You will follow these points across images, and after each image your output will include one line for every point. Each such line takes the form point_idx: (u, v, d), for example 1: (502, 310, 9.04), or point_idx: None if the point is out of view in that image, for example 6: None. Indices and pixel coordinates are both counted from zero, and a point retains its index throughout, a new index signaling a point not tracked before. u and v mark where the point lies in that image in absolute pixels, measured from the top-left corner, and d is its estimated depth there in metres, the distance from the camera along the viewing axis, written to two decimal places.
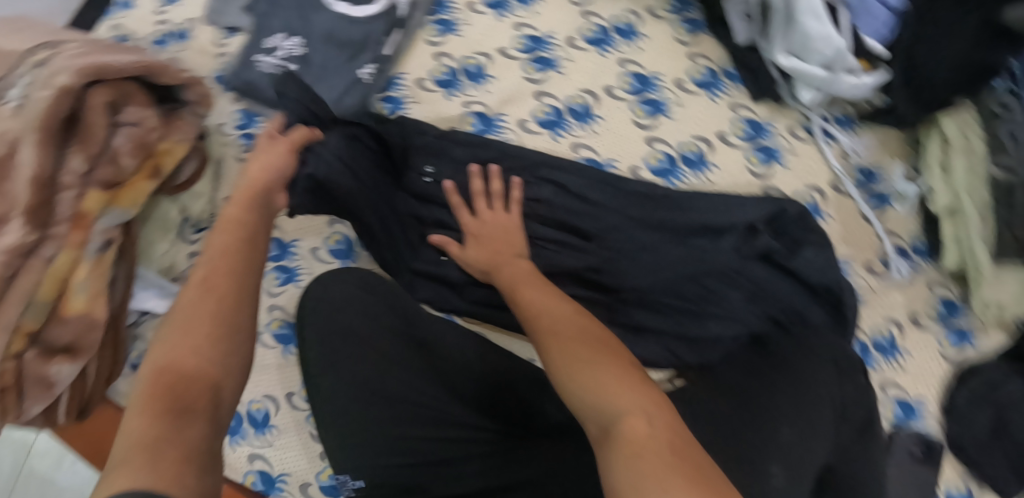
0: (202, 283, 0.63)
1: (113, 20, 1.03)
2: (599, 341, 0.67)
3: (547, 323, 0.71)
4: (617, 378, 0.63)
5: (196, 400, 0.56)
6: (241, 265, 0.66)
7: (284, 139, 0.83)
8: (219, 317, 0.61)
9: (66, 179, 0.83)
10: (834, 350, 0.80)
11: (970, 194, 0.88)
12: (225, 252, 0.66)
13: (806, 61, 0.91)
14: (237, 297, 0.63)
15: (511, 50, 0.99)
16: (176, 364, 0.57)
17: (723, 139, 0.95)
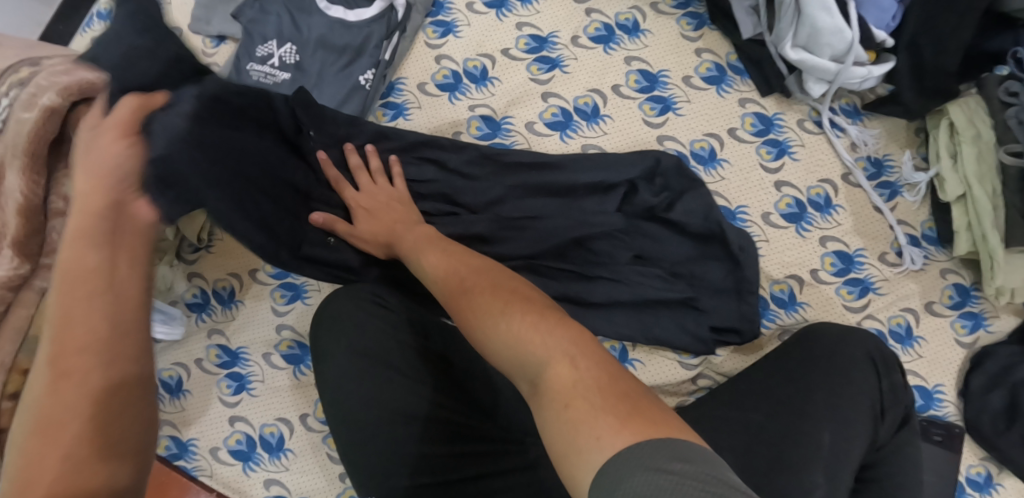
0: (55, 360, 0.52)
1: (93, 32, 0.97)
2: (515, 293, 0.65)
3: (454, 285, 0.70)
4: (530, 322, 0.60)
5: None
6: (101, 334, 0.54)
7: (121, 126, 0.60)
8: (68, 404, 0.52)
9: (58, 204, 0.77)
10: (871, 347, 0.79)
11: (980, 181, 0.87)
12: (69, 318, 0.53)
13: (816, 54, 0.88)
14: (125, 349, 0.54)
15: (513, 51, 0.96)
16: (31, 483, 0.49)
17: (734, 134, 0.94)
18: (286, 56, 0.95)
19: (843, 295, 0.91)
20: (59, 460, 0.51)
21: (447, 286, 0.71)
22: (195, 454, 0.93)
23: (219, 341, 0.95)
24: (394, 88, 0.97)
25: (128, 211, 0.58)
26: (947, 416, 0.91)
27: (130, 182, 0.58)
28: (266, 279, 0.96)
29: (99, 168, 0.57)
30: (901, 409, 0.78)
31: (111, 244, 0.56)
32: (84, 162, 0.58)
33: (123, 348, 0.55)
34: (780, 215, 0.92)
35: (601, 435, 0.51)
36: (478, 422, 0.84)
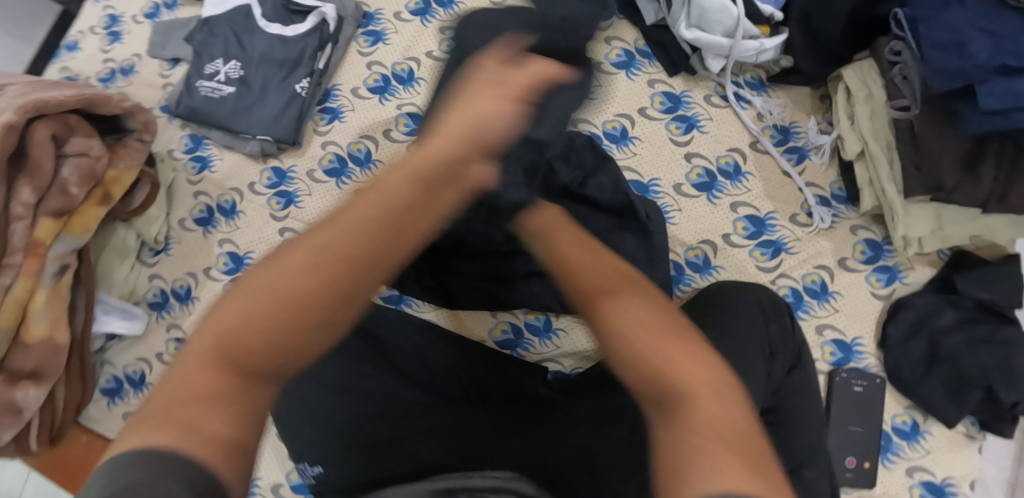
0: (312, 266, 0.55)
1: (62, 62, 1.08)
2: (673, 324, 0.60)
3: (589, 285, 0.64)
4: (669, 345, 0.58)
5: (253, 363, 0.54)
6: (352, 262, 0.55)
7: (504, 82, 0.60)
8: (296, 296, 0.54)
9: (18, 209, 0.89)
10: (759, 295, 0.85)
11: (875, 138, 0.91)
12: (346, 227, 0.56)
13: (709, 32, 0.94)
14: (306, 323, 0.54)
15: (436, 52, 1.03)
16: (174, 398, 0.52)
17: (644, 113, 0.99)
18: (231, 72, 1.03)
19: (755, 256, 0.95)
20: (282, 328, 0.54)
21: (577, 283, 0.65)
22: None
23: (177, 335, 1.02)
24: (331, 94, 1.05)
25: (462, 172, 0.59)
26: (868, 367, 0.93)
27: (491, 143, 0.59)
28: (218, 276, 1.02)
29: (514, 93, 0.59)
30: (790, 350, 0.83)
31: (407, 200, 0.57)
32: (465, 110, 0.59)
33: (343, 292, 0.55)
34: (691, 185, 0.97)
35: (721, 467, 0.49)
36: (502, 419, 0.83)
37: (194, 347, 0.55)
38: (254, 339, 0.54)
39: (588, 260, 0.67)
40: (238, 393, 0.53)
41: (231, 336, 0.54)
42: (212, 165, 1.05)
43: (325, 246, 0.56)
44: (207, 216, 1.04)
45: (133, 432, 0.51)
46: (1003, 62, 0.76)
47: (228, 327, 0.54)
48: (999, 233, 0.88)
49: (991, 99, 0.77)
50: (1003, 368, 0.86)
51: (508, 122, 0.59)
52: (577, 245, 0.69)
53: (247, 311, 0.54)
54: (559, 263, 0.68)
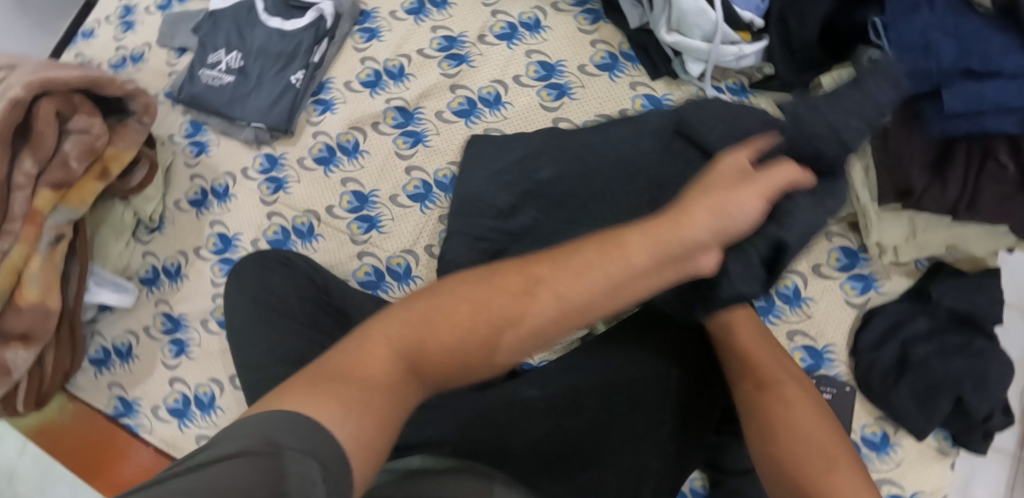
0: (522, 287, 0.58)
1: (78, 48, 1.15)
2: (808, 410, 0.73)
3: (762, 374, 0.76)
4: (818, 448, 0.69)
5: (428, 369, 0.56)
6: (597, 291, 0.59)
7: (765, 178, 0.64)
8: (506, 319, 0.58)
9: (19, 179, 0.93)
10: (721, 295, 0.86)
11: None
12: (587, 266, 0.59)
13: (688, 36, 0.96)
14: (516, 345, 0.58)
15: (427, 50, 1.06)
16: (423, 357, 0.56)
17: (624, 114, 1.00)
18: (232, 62, 1.08)
19: None
20: (476, 341, 0.57)
21: (749, 363, 0.77)
22: (138, 412, 1.05)
23: (164, 310, 1.07)
24: (325, 87, 1.09)
25: (694, 256, 0.62)
26: (838, 375, 0.92)
27: (726, 232, 0.63)
28: (207, 256, 1.07)
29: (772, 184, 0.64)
30: None
31: (670, 256, 0.61)
32: (715, 196, 0.62)
33: (533, 334, 0.58)
34: None
35: None
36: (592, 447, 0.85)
37: (379, 326, 0.57)
38: (440, 354, 0.56)
39: (755, 349, 0.78)
40: (396, 394, 0.54)
41: (423, 332, 0.56)
42: (208, 150, 1.10)
43: (525, 282, 0.59)
44: (202, 198, 1.08)
45: (295, 392, 0.51)
46: (967, 66, 0.78)
47: (421, 323, 0.57)
48: (975, 244, 0.87)
49: (957, 102, 0.78)
50: (974, 380, 0.84)
51: (749, 208, 0.63)
52: (750, 331, 0.80)
53: (442, 322, 0.57)
54: (729, 341, 0.80)
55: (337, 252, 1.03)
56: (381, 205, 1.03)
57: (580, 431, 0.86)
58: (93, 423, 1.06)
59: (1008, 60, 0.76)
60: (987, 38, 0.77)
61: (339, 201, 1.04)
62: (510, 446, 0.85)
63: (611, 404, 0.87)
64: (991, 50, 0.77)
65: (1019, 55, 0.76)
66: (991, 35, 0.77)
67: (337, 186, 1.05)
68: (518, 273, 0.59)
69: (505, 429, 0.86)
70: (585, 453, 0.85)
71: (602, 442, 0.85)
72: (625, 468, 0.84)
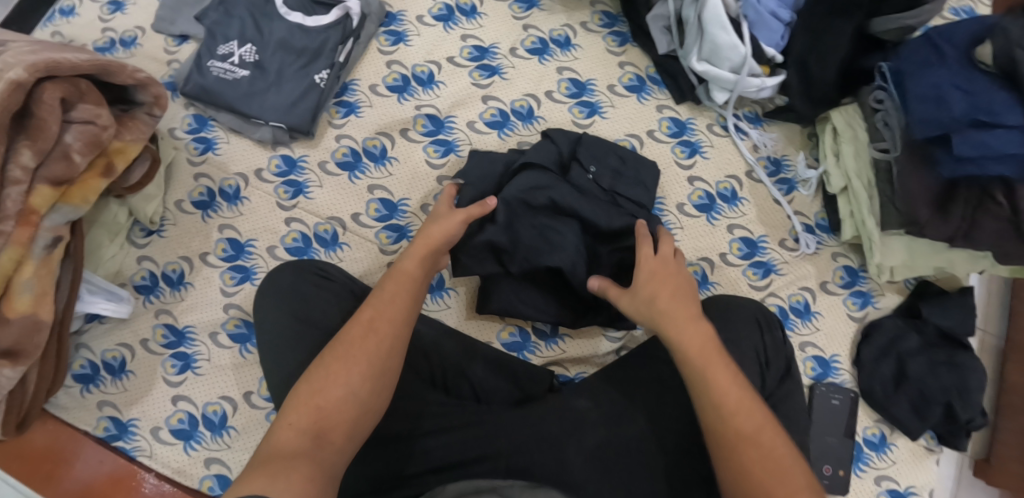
0: (367, 323, 0.77)
1: (56, 26, 1.06)
2: (773, 454, 0.71)
3: (734, 420, 0.73)
4: (783, 492, 0.68)
5: (333, 428, 0.71)
6: (404, 308, 0.79)
7: (463, 210, 0.86)
8: (375, 362, 0.74)
9: (16, 173, 0.82)
10: (756, 310, 0.92)
11: (858, 175, 1.01)
12: (386, 303, 0.79)
13: (717, 66, 1.01)
14: (379, 369, 0.74)
15: (458, 59, 1.06)
16: (323, 415, 0.71)
17: (652, 135, 1.05)
18: (246, 56, 1.01)
19: (748, 275, 1.02)
20: (362, 386, 0.73)
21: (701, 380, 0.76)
22: (135, 434, 0.95)
23: (166, 321, 0.98)
24: (348, 88, 1.05)
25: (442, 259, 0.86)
26: (843, 383, 1.02)
27: (449, 246, 0.85)
28: (216, 263, 1.00)
29: (448, 227, 0.85)
30: (783, 359, 0.90)
31: (422, 274, 0.82)
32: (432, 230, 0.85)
33: (386, 362, 0.75)
34: (693, 206, 1.04)
35: None
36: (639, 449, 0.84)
37: (285, 419, 0.71)
38: (339, 411, 0.71)
39: (724, 385, 0.74)
40: (308, 448, 0.68)
41: (312, 400, 0.71)
42: (216, 147, 1.03)
43: (368, 325, 0.77)
44: (208, 199, 1.01)
45: (253, 477, 0.64)
46: (975, 117, 0.85)
47: (307, 400, 0.71)
48: (960, 267, 0.99)
49: (965, 147, 0.86)
50: (959, 389, 0.97)
51: (454, 226, 0.85)
52: (720, 361, 0.76)
53: (327, 382, 0.73)
54: (699, 378, 0.76)
55: (365, 262, 0.99)
56: (411, 215, 1.01)
57: (632, 441, 0.84)
58: (54, 435, 0.95)
59: (1009, 115, 0.84)
60: (991, 94, 0.85)
61: (366, 208, 1.01)
62: (565, 462, 0.81)
63: (668, 417, 0.86)
64: (995, 107, 0.84)
65: (1017, 111, 0.84)
66: (993, 92, 0.85)
67: (363, 193, 1.02)
68: (356, 327, 0.77)
69: (556, 440, 0.83)
70: (631, 461, 0.83)
71: (652, 450, 0.84)
72: (682, 477, 0.83)
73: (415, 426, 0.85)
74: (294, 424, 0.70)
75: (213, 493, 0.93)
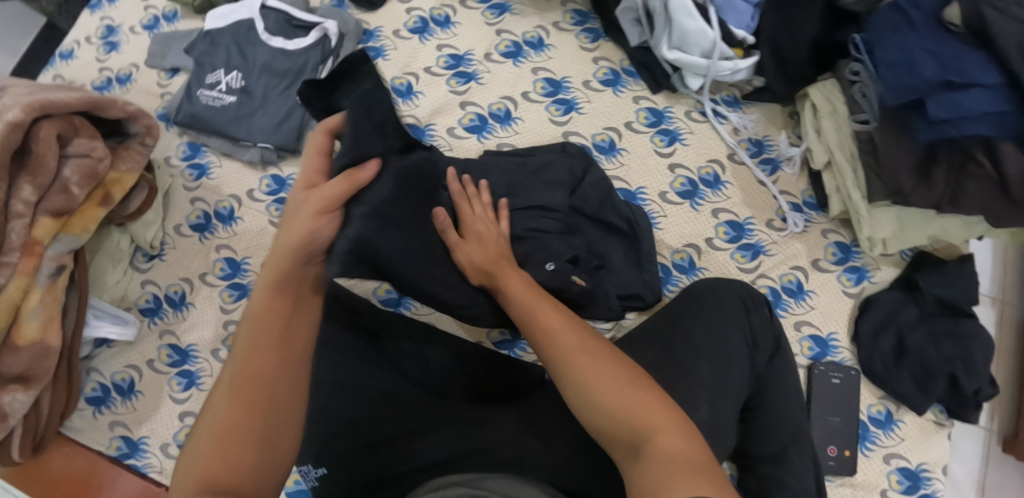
0: (236, 378, 0.66)
1: (57, 70, 1.13)
2: (602, 357, 0.69)
3: (565, 342, 0.70)
4: (619, 385, 0.66)
5: (235, 485, 0.64)
6: (277, 353, 0.68)
7: (319, 192, 0.69)
8: (261, 412, 0.66)
9: (18, 207, 0.86)
10: (742, 292, 0.91)
11: (840, 148, 1.00)
12: (253, 353, 0.67)
13: (689, 53, 1.02)
14: (261, 414, 0.66)
15: (435, 68, 1.09)
16: (216, 473, 0.64)
17: (630, 127, 1.06)
18: (233, 82, 1.06)
19: (736, 258, 1.02)
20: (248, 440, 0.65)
21: (558, 344, 0.70)
22: (145, 452, 0.99)
23: (169, 341, 1.02)
24: None
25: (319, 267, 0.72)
26: (842, 361, 1.00)
27: (317, 251, 0.70)
28: (214, 281, 1.03)
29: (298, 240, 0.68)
30: (771, 339, 0.89)
31: (283, 313, 0.69)
32: (295, 230, 0.68)
33: (257, 401, 0.66)
34: (675, 193, 1.04)
35: (695, 487, 0.57)
36: None
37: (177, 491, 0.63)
38: (233, 466, 0.64)
39: (554, 322, 0.72)
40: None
41: (207, 464, 0.64)
42: (209, 172, 1.08)
43: (237, 374, 0.67)
44: (204, 221, 1.06)
45: None
46: (948, 79, 0.83)
47: (199, 466, 0.64)
48: (954, 233, 0.97)
49: (941, 110, 0.84)
50: (963, 359, 0.95)
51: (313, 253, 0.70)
52: (546, 306, 0.74)
53: (217, 441, 0.65)
54: (532, 310, 0.74)
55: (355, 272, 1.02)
56: None
57: None
58: (69, 457, 0.99)
59: (981, 73, 0.81)
60: (961, 54, 0.83)
61: None
62: (554, 453, 0.83)
63: None
64: (966, 66, 0.82)
65: (989, 70, 0.81)
66: (963, 50, 0.83)
67: None
68: (234, 381, 0.66)
69: (547, 431, 0.84)
70: None
71: None
72: None
73: (405, 427, 0.86)
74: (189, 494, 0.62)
75: None
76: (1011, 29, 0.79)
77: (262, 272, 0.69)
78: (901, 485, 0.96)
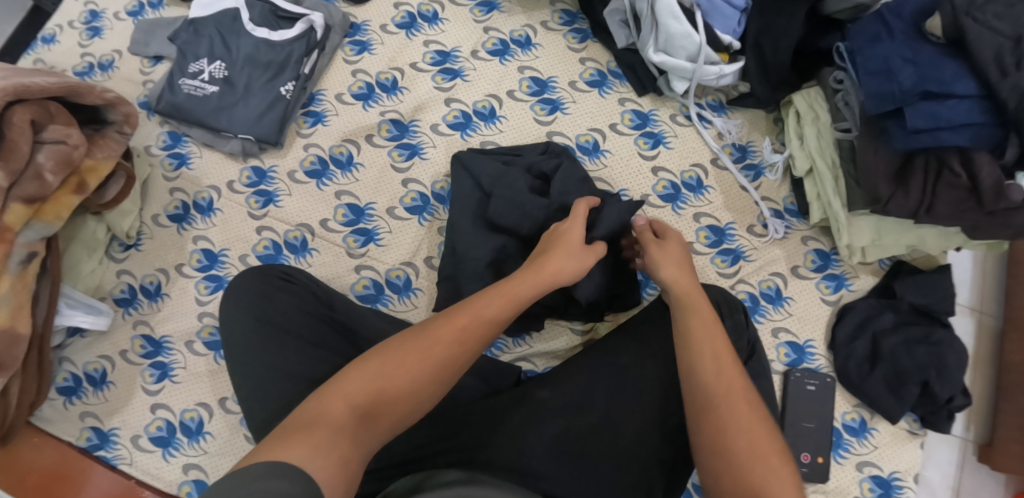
0: (454, 330, 0.72)
1: (37, 54, 1.11)
2: (757, 416, 0.71)
3: (722, 374, 0.73)
4: (766, 450, 0.69)
5: (385, 413, 0.67)
6: (491, 332, 0.74)
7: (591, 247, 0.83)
8: (439, 366, 0.70)
9: None
10: (717, 296, 0.92)
11: (822, 156, 1.00)
12: (475, 312, 0.74)
13: (674, 56, 1.02)
14: (444, 371, 0.70)
15: (421, 64, 1.08)
16: (383, 393, 0.68)
17: (615, 128, 1.06)
18: (215, 72, 1.04)
19: (716, 263, 1.02)
20: (426, 380, 0.70)
21: (715, 369, 0.74)
22: (116, 443, 0.98)
23: (144, 332, 1.01)
24: (315, 98, 1.08)
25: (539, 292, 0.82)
26: (818, 367, 1.00)
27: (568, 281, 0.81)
28: (191, 273, 1.02)
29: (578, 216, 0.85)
30: (745, 344, 0.90)
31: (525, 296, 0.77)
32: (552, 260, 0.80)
33: (445, 360, 0.71)
34: (658, 196, 1.04)
35: None
36: (600, 437, 0.84)
37: (337, 389, 0.67)
38: (397, 399, 0.68)
39: (717, 344, 0.76)
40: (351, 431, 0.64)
41: (378, 382, 0.68)
42: (190, 162, 1.06)
43: (463, 327, 0.72)
44: (183, 212, 1.05)
45: (293, 442, 0.61)
46: (925, 89, 0.84)
47: (366, 381, 0.68)
48: (931, 243, 0.97)
49: (918, 119, 0.84)
50: (937, 367, 0.95)
51: (580, 268, 0.81)
52: (712, 324, 0.78)
53: (397, 367, 0.69)
54: (701, 332, 0.77)
55: (333, 266, 1.01)
56: (378, 219, 1.03)
57: (589, 429, 0.85)
58: (40, 449, 0.98)
59: (959, 84, 0.82)
60: (938, 64, 0.84)
61: (334, 214, 1.03)
62: (525, 453, 0.83)
63: (633, 404, 0.86)
64: (944, 76, 0.83)
65: (967, 80, 0.82)
66: (943, 62, 0.83)
67: (331, 199, 1.04)
68: (438, 327, 0.72)
69: (512, 430, 0.84)
70: (587, 446, 0.84)
71: (613, 437, 0.84)
72: (644, 465, 0.84)
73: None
74: (352, 399, 0.66)
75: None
76: (988, 40, 0.80)
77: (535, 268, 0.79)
78: (872, 492, 0.96)
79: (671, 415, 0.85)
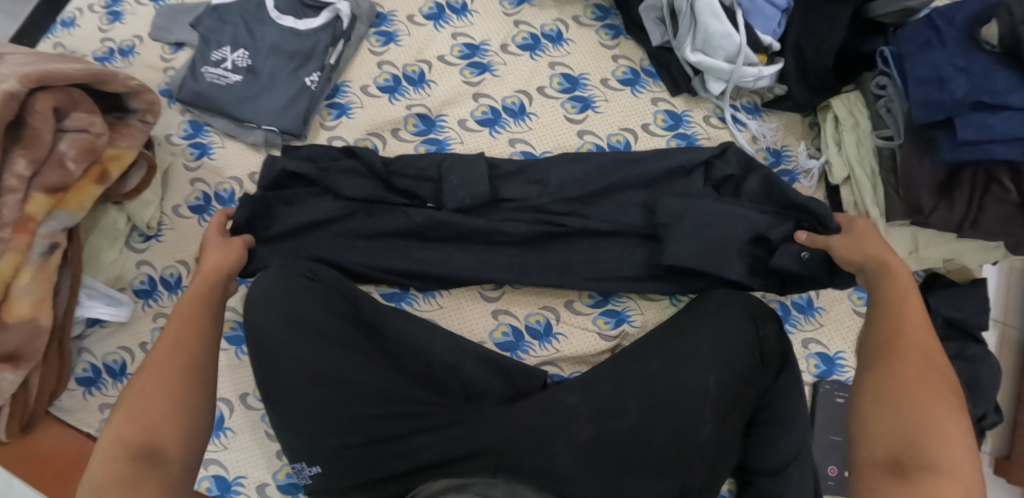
0: (170, 344, 0.76)
1: (57, 38, 1.09)
2: (928, 370, 0.71)
3: (917, 331, 0.74)
4: (929, 403, 0.69)
5: (163, 447, 0.69)
6: (212, 322, 0.80)
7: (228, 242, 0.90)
8: (190, 380, 0.74)
9: (11, 182, 0.83)
10: (750, 304, 0.90)
11: (861, 164, 0.97)
12: (192, 319, 0.78)
13: (711, 56, 0.99)
14: (183, 377, 0.73)
15: (449, 57, 1.06)
16: (144, 428, 0.70)
17: (646, 129, 1.03)
18: (239, 60, 1.02)
19: None
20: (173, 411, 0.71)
21: (884, 330, 0.75)
22: None
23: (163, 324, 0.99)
24: (339, 90, 1.05)
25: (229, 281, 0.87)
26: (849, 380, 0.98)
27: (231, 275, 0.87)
28: None
29: (227, 250, 0.88)
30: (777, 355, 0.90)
31: (217, 296, 0.83)
32: (209, 264, 0.86)
33: (204, 376, 0.75)
34: None
35: None
36: (636, 449, 0.82)
37: (106, 446, 0.69)
38: (166, 431, 0.70)
39: (912, 305, 0.76)
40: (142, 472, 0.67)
41: (139, 424, 0.70)
42: (211, 152, 1.04)
43: (169, 343, 0.76)
44: (204, 204, 1.03)
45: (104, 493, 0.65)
46: (978, 100, 0.81)
47: (129, 427, 0.70)
48: (969, 258, 0.96)
49: (967, 131, 0.81)
50: (969, 383, 0.94)
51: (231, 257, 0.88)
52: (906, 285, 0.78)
53: (139, 406, 0.71)
54: (892, 296, 0.78)
55: None
56: None
57: (623, 436, 0.83)
58: (59, 438, 0.95)
59: (1014, 96, 0.79)
60: (994, 74, 0.80)
61: None
62: (555, 461, 0.81)
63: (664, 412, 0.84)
64: (997, 86, 0.80)
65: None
66: (995, 71, 0.80)
67: None
68: (161, 350, 0.75)
69: (546, 438, 0.82)
70: (625, 455, 0.82)
71: (644, 445, 0.82)
72: (673, 478, 0.82)
73: (403, 426, 0.84)
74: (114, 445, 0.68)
75: (211, 494, 0.94)
76: None
77: (196, 274, 0.85)
78: None
79: (702, 425, 0.83)
